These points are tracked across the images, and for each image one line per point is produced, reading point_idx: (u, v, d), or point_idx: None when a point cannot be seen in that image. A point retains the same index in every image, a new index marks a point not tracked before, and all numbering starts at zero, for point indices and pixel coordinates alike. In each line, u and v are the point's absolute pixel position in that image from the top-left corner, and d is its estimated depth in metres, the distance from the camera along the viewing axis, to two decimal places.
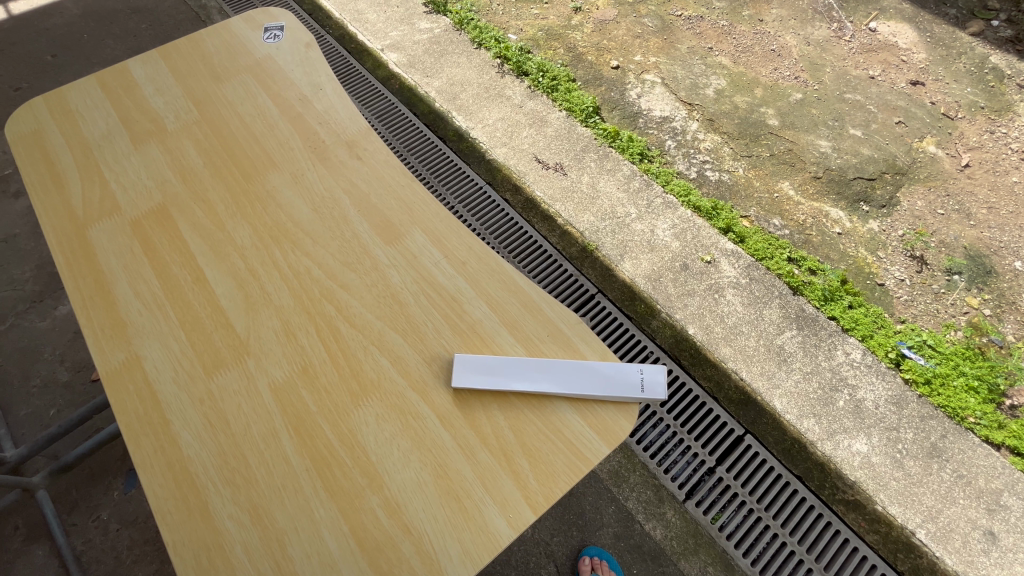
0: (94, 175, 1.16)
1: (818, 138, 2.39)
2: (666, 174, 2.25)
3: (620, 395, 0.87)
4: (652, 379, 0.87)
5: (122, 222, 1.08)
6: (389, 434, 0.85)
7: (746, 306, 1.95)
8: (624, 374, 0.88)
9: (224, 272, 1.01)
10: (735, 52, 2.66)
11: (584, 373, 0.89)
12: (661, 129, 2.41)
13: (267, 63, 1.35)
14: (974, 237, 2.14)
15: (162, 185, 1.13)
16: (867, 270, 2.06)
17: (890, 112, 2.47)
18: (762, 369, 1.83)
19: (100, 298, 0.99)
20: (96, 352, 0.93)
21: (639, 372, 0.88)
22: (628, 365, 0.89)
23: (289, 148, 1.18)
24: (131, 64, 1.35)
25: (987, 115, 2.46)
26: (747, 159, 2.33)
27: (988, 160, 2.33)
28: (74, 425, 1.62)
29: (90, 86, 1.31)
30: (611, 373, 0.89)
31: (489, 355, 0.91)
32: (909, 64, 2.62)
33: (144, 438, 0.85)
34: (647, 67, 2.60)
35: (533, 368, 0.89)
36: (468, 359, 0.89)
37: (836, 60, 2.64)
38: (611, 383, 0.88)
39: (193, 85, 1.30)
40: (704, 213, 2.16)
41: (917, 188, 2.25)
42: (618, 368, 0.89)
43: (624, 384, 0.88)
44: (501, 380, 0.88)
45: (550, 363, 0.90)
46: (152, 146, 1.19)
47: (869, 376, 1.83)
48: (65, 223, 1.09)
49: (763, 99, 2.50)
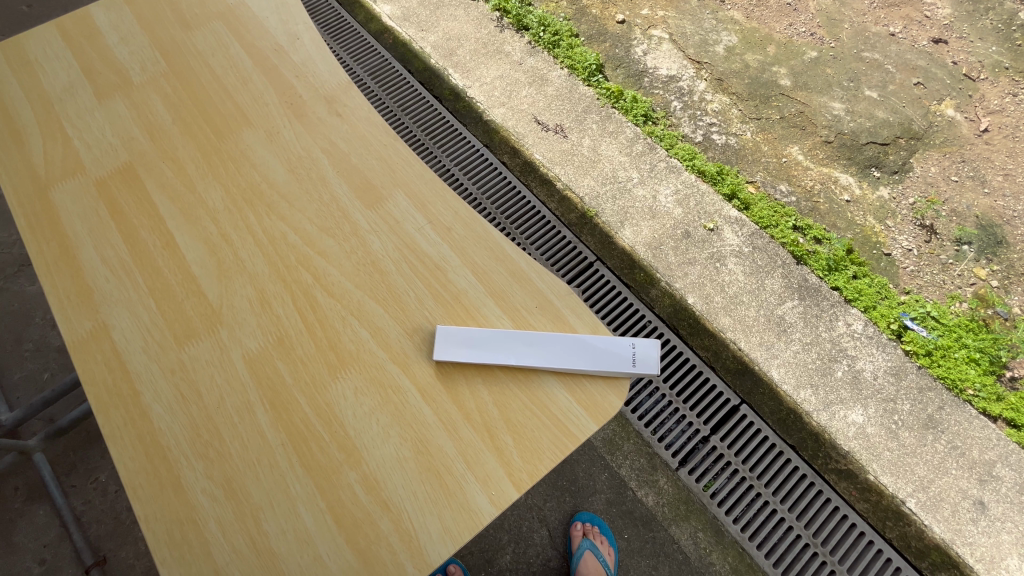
0: (56, 133, 1.08)
1: (831, 100, 2.27)
2: (670, 137, 2.15)
3: (608, 372, 0.83)
4: (644, 355, 0.83)
5: (87, 183, 1.02)
6: (368, 408, 0.81)
7: (747, 275, 1.89)
8: (615, 348, 0.84)
9: (195, 237, 0.95)
10: (749, 6, 2.50)
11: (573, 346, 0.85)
12: (668, 89, 2.28)
13: (240, 9, 1.24)
14: (987, 206, 2.05)
15: (129, 143, 1.06)
16: (874, 239, 1.99)
17: (909, 72, 2.34)
18: (761, 339, 1.79)
19: (65, 264, 0.94)
20: (62, 320, 0.89)
21: (631, 346, 0.84)
22: (619, 338, 0.84)
23: (263, 104, 1.10)
24: (93, 9, 1.24)
25: (1011, 76, 2.33)
26: (756, 122, 2.21)
27: (1008, 125, 2.22)
28: (68, 390, 1.60)
29: (50, 34, 1.21)
30: (603, 346, 0.84)
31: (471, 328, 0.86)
32: (933, 20, 2.46)
33: (114, 409, 0.82)
34: (654, 22, 2.44)
35: (519, 339, 0.85)
36: (449, 329, 0.85)
37: (856, 15, 2.47)
38: (601, 357, 0.83)
39: (161, 33, 1.21)
40: (708, 178, 2.07)
41: (931, 153, 2.15)
42: (609, 342, 0.85)
43: (616, 360, 0.83)
44: (483, 355, 0.83)
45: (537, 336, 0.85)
46: (117, 100, 1.11)
47: (869, 348, 1.79)
48: (26, 183, 1.03)
49: (776, 57, 2.36)
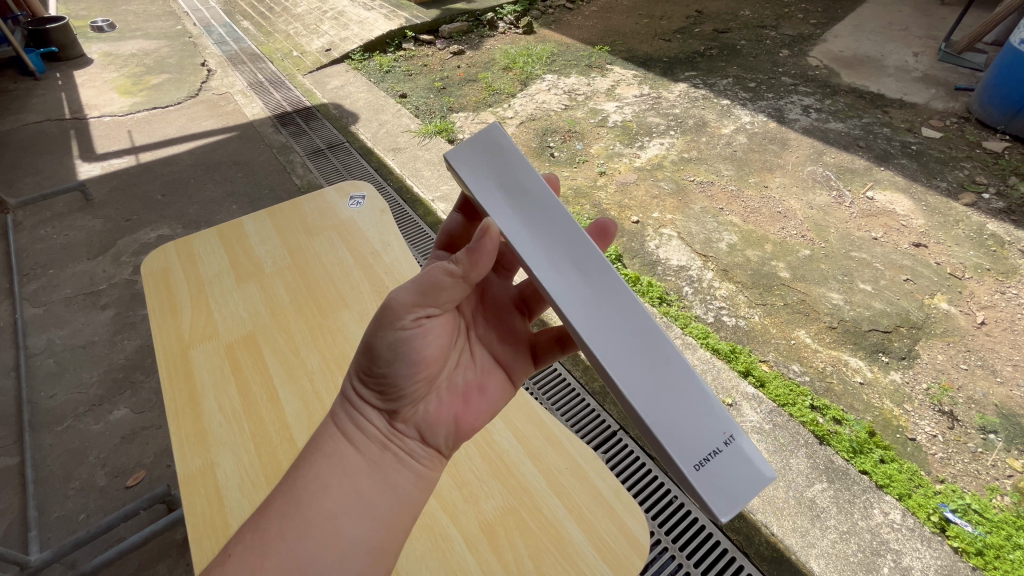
0: (202, 306, 1.43)
1: (829, 291, 2.59)
2: (685, 317, 2.44)
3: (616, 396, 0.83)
4: (713, 465, 0.80)
5: (218, 346, 1.32)
6: (420, 552, 0.95)
7: (771, 454, 1.95)
8: (656, 394, 0.82)
9: (294, 394, 1.20)
10: (745, 212, 3.03)
11: (607, 306, 0.84)
12: (679, 277, 2.66)
13: (350, 223, 1.69)
14: (1003, 394, 2.18)
15: (255, 317, 1.39)
16: (895, 423, 2.08)
17: (897, 270, 2.68)
18: (794, 524, 1.76)
19: (190, 410, 1.18)
20: (179, 457, 1.09)
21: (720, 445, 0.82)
22: (703, 394, 0.83)
23: (359, 292, 1.45)
24: (245, 220, 1.71)
25: (994, 276, 2.65)
26: (762, 307, 2.52)
27: (1004, 319, 2.46)
28: (100, 532, 1.70)
29: (211, 235, 1.66)
30: (647, 363, 0.83)
31: (535, 177, 0.90)
32: (909, 229, 2.91)
33: (207, 540, 0.98)
34: (664, 222, 2.97)
35: (558, 241, 0.87)
36: (509, 144, 0.93)
37: (839, 222, 2.96)
38: (621, 360, 0.82)
39: (291, 238, 1.64)
40: (723, 355, 2.28)
41: (935, 342, 2.36)
42: (665, 379, 0.83)
43: (643, 394, 0.81)
44: (495, 204, 0.88)
45: (585, 260, 0.86)
46: (251, 285, 1.49)
47: (913, 542, 1.74)
48: (174, 343, 1.33)
49: (773, 253, 2.78)
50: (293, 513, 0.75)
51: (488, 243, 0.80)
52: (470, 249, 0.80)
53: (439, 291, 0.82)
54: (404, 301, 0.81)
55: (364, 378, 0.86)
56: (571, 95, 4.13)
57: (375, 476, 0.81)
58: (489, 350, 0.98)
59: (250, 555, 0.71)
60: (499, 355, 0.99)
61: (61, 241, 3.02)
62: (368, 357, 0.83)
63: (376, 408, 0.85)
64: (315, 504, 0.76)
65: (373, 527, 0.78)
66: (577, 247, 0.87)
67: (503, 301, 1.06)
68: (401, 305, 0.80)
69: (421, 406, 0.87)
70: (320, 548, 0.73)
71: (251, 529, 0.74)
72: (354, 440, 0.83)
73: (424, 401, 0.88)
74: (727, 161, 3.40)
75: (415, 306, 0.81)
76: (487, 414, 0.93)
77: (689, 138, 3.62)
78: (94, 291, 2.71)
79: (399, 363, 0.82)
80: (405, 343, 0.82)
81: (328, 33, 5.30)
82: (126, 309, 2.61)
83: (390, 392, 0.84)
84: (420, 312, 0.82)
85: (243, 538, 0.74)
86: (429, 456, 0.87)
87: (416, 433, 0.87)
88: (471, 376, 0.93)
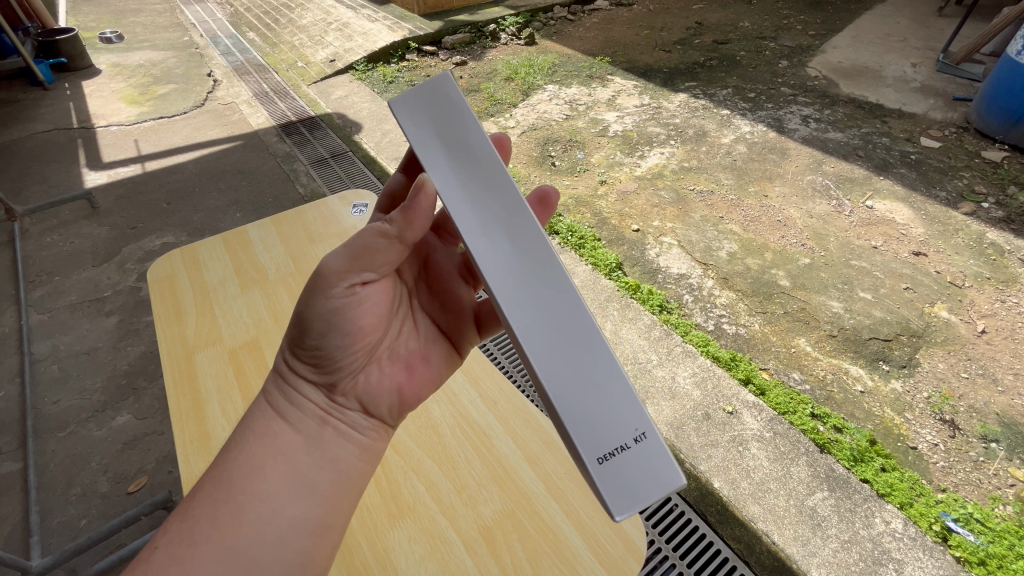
0: (207, 312, 1.46)
1: (829, 299, 2.60)
2: (685, 325, 2.46)
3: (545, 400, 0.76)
4: (627, 466, 0.74)
5: (222, 351, 1.35)
6: (419, 555, 0.96)
7: (772, 462, 1.95)
8: (575, 381, 0.76)
9: None
10: (744, 221, 3.05)
11: (532, 278, 0.79)
12: (680, 285, 2.68)
13: (353, 230, 1.72)
14: (1005, 403, 2.18)
15: (258, 322, 1.42)
16: (896, 431, 2.08)
17: (897, 278, 2.70)
18: (796, 533, 1.76)
19: (194, 413, 1.20)
20: (182, 460, 1.11)
21: (634, 443, 0.75)
22: (627, 387, 0.77)
23: None
24: (250, 227, 1.74)
25: (994, 285, 2.66)
26: (762, 315, 2.53)
27: (1004, 327, 2.46)
28: (100, 538, 1.70)
29: (216, 243, 1.69)
30: (567, 341, 0.78)
31: (474, 127, 0.84)
32: (909, 237, 2.92)
33: None
34: (664, 231, 2.99)
35: (492, 201, 0.81)
36: (452, 89, 0.85)
37: (839, 231, 2.97)
38: (538, 334, 0.76)
39: (295, 246, 1.67)
40: (723, 363, 2.29)
41: (936, 350, 2.37)
42: (584, 364, 0.77)
43: (561, 386, 0.75)
44: (436, 160, 0.83)
45: (515, 223, 0.81)
46: (255, 291, 1.51)
47: (916, 551, 1.73)
48: (178, 348, 1.36)
49: (773, 261, 2.80)
50: (224, 498, 0.76)
51: (422, 203, 0.82)
52: (406, 207, 0.83)
53: (374, 256, 0.85)
54: (334, 268, 0.83)
55: (301, 351, 0.88)
56: (572, 105, 4.18)
57: (315, 453, 0.83)
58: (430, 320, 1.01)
59: (181, 545, 0.72)
60: (441, 325, 1.02)
61: (67, 248, 3.05)
62: (304, 329, 0.86)
63: (312, 380, 0.88)
64: (249, 486, 0.77)
65: (310, 506, 0.79)
66: (509, 209, 0.81)
67: (447, 269, 1.07)
68: (332, 272, 0.83)
69: (360, 378, 0.90)
70: (254, 532, 0.75)
71: (182, 518, 0.75)
72: (289, 417, 0.85)
73: (363, 372, 0.91)
74: (727, 170, 3.43)
75: (345, 272, 0.84)
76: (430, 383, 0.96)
77: (689, 147, 3.65)
78: (98, 298, 2.74)
79: (333, 333, 0.85)
80: (339, 311, 0.85)
81: (332, 44, 5.39)
82: (130, 316, 2.64)
83: (326, 363, 0.87)
84: (352, 279, 0.86)
85: (172, 530, 0.74)
86: (371, 427, 0.90)
87: (357, 405, 0.89)
88: (413, 346, 0.96)
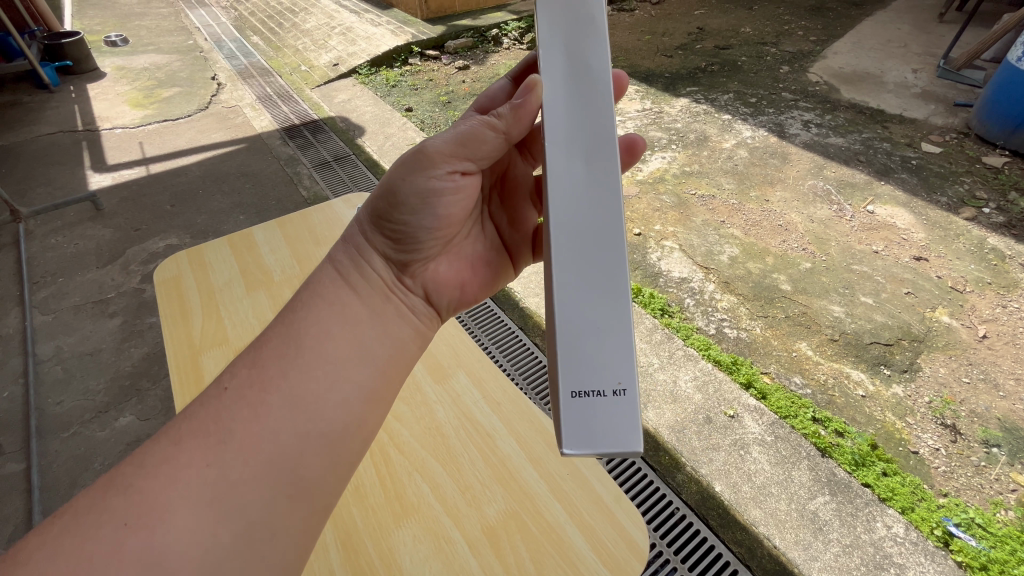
0: (213, 313, 1.47)
1: (831, 303, 2.61)
2: (686, 329, 2.47)
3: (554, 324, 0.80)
4: (596, 413, 0.78)
5: (228, 352, 1.36)
6: (423, 555, 0.97)
7: (774, 466, 1.95)
8: (585, 317, 0.79)
9: None
10: (746, 226, 3.06)
11: (589, 204, 0.81)
12: (681, 289, 2.69)
13: None
14: (1006, 408, 2.18)
15: (264, 324, 1.43)
16: (898, 436, 2.09)
17: (898, 283, 2.70)
18: (797, 537, 1.76)
19: None
20: None
21: (611, 395, 0.78)
22: (628, 346, 0.79)
23: None
24: (255, 229, 1.75)
25: (995, 290, 2.67)
26: (764, 319, 2.54)
27: (1005, 332, 2.47)
28: None
29: (222, 245, 1.70)
30: (590, 272, 0.80)
31: (601, 49, 0.84)
32: (910, 242, 2.93)
33: None
34: (666, 235, 3.01)
35: (587, 126, 0.82)
36: (598, 10, 0.85)
37: (840, 236, 2.98)
38: (570, 253, 0.80)
39: (299, 248, 1.69)
40: (724, 367, 2.30)
41: (937, 355, 2.37)
42: (596, 305, 0.80)
43: (571, 315, 0.79)
44: (555, 62, 0.84)
45: (596, 152, 0.81)
46: (261, 293, 1.53)
47: (917, 556, 1.73)
48: (185, 349, 1.37)
49: (774, 266, 2.81)
50: (297, 352, 0.85)
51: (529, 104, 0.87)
52: (513, 107, 0.90)
53: (476, 146, 0.96)
54: (442, 151, 0.94)
55: (390, 227, 0.99)
56: None
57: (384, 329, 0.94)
58: (489, 228, 1.19)
59: (251, 390, 0.81)
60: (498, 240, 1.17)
61: (71, 250, 3.07)
62: (399, 204, 0.97)
63: (390, 256, 1.00)
64: (320, 349, 0.85)
65: (375, 380, 0.89)
66: (597, 137, 0.82)
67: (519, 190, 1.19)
68: (438, 153, 0.94)
69: (430, 267, 1.04)
70: (321, 389, 0.83)
71: (251, 367, 0.84)
72: (362, 288, 0.96)
73: (433, 261, 1.05)
74: (728, 175, 3.45)
75: (451, 157, 0.95)
76: (480, 286, 1.14)
77: (691, 152, 3.67)
78: (102, 300, 2.76)
79: (425, 214, 0.97)
80: (435, 193, 0.97)
81: (336, 48, 5.42)
82: (134, 317, 2.66)
83: (409, 242, 1.00)
84: (454, 166, 0.97)
85: (240, 377, 0.83)
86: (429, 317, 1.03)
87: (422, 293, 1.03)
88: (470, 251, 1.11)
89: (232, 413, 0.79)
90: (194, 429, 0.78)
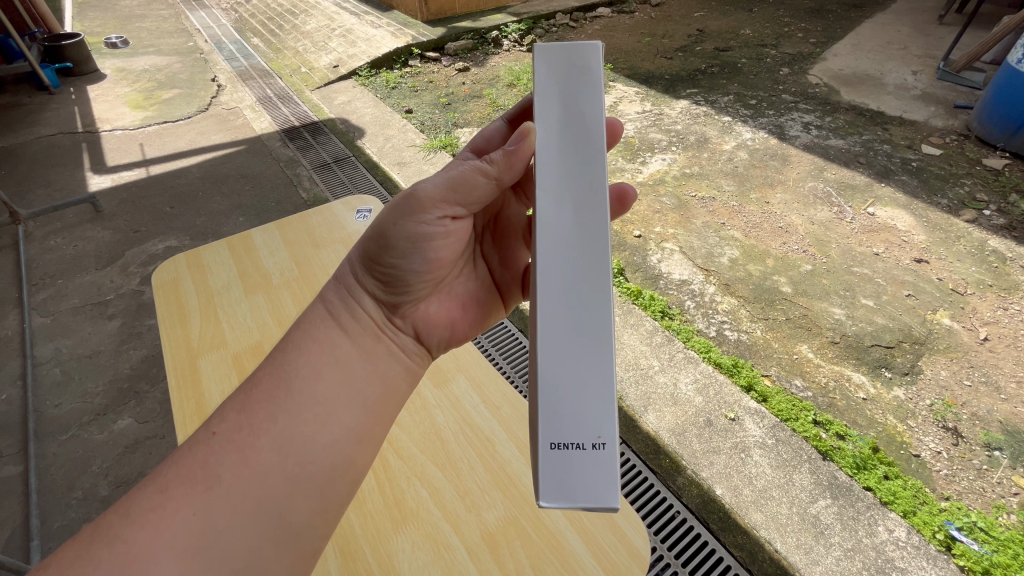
0: (211, 316, 1.46)
1: (831, 306, 2.60)
2: (687, 331, 2.46)
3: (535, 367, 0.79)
4: (574, 464, 0.75)
5: (226, 355, 1.35)
6: (423, 561, 0.96)
7: (775, 469, 1.94)
8: (569, 362, 0.78)
9: None
10: (746, 227, 3.05)
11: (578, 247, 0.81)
12: (682, 291, 2.68)
13: (356, 236, 1.73)
14: (1008, 411, 2.17)
15: (262, 327, 1.42)
16: (899, 439, 2.08)
17: (899, 285, 2.70)
18: (798, 541, 1.75)
19: (197, 417, 1.21)
20: None
21: (588, 447, 0.76)
22: (608, 392, 0.77)
23: None
24: (253, 232, 1.75)
25: (997, 292, 2.66)
26: (764, 322, 2.53)
27: (1007, 335, 2.46)
28: None
29: (220, 247, 1.69)
30: (574, 320, 0.79)
31: (594, 99, 0.85)
32: (910, 244, 2.93)
33: None
34: (666, 237, 3.00)
35: (579, 172, 0.83)
36: (595, 61, 0.86)
37: (841, 238, 2.98)
38: (554, 298, 0.79)
39: (298, 250, 1.68)
40: (725, 369, 2.29)
41: (938, 358, 2.36)
42: (579, 351, 0.79)
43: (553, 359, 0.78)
44: (548, 110, 0.85)
45: (585, 196, 0.82)
46: (259, 296, 1.52)
47: (919, 560, 1.72)
48: (182, 352, 1.36)
49: (775, 268, 2.80)
50: (285, 395, 0.84)
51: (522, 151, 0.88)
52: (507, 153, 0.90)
53: (468, 190, 0.96)
54: (433, 197, 0.94)
55: (379, 270, 0.99)
56: None
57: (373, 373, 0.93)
58: (483, 266, 1.17)
59: (240, 434, 0.81)
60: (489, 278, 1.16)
61: (70, 252, 3.06)
62: (389, 248, 0.96)
63: (381, 298, 0.99)
64: (309, 390, 0.85)
65: (364, 421, 0.88)
66: (588, 184, 0.82)
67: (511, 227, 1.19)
68: (430, 198, 0.94)
69: (421, 307, 1.03)
70: (309, 434, 0.83)
71: (241, 410, 0.83)
72: (352, 329, 0.95)
73: (424, 301, 1.04)
74: (728, 176, 3.44)
75: (441, 203, 0.95)
76: (470, 325, 1.13)
77: (691, 154, 3.66)
78: (101, 302, 2.74)
79: (415, 257, 0.97)
80: (426, 237, 0.96)
81: (336, 50, 5.42)
82: (133, 319, 2.65)
83: (399, 285, 0.99)
84: (445, 210, 0.97)
85: (229, 420, 0.82)
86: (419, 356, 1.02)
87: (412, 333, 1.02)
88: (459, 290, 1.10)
89: (221, 458, 0.78)
90: (182, 476, 0.77)
